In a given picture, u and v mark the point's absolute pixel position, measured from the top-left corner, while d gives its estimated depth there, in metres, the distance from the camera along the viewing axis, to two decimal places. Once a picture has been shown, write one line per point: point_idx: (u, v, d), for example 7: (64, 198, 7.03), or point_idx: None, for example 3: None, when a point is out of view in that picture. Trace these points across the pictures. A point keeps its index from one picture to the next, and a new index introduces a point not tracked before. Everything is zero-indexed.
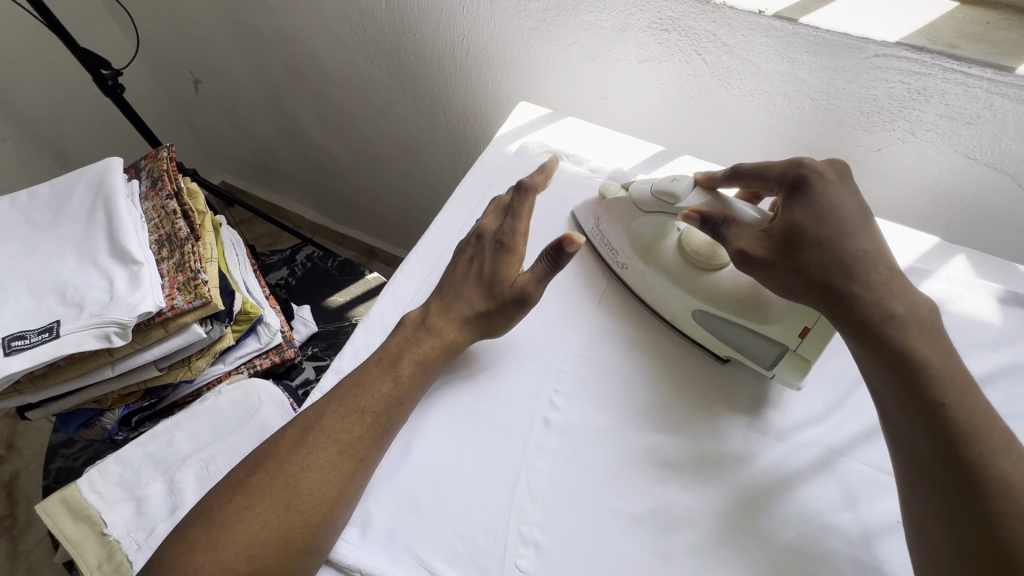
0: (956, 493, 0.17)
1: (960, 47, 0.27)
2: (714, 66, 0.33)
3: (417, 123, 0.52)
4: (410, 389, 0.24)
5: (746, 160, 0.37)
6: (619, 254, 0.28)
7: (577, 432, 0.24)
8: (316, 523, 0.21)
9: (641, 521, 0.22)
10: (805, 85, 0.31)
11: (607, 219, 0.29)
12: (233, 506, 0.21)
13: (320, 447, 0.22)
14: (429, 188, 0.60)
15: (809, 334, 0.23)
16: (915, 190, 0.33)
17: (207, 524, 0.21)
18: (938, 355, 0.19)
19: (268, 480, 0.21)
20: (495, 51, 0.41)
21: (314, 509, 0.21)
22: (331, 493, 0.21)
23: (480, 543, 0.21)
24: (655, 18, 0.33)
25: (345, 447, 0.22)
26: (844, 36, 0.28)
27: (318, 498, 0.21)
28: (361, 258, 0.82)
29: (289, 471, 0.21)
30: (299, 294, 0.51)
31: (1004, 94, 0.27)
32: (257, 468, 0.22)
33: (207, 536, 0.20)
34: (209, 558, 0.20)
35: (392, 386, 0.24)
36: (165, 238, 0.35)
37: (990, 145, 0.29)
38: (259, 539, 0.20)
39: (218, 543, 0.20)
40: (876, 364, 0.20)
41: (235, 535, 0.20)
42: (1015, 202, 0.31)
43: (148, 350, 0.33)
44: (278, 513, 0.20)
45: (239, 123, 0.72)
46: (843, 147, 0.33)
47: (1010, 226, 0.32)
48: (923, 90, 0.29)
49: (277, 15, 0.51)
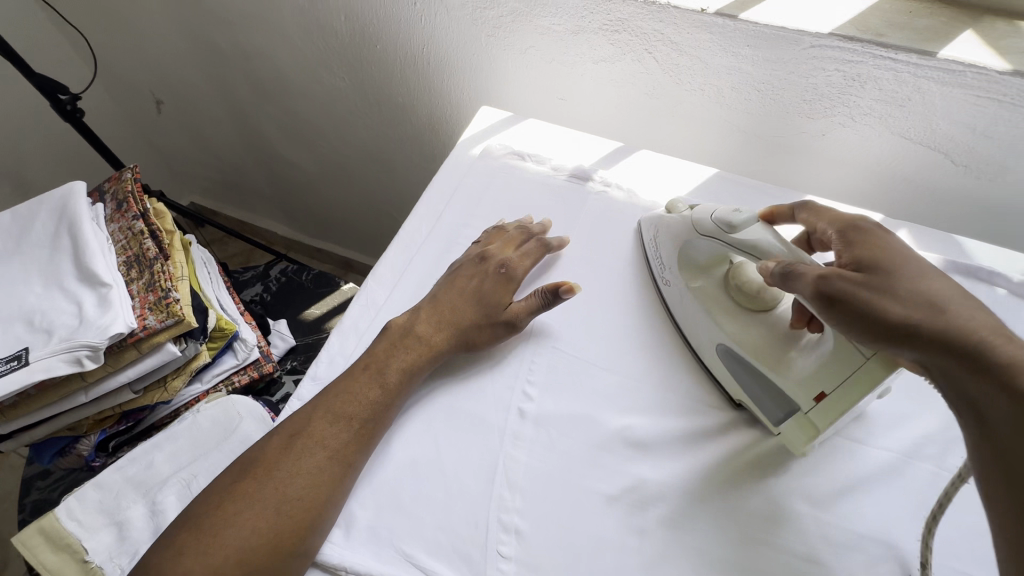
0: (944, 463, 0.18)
1: (887, 35, 0.29)
2: (665, 63, 0.34)
3: (384, 133, 0.53)
4: (397, 394, 0.24)
5: (705, 153, 0.39)
6: (665, 270, 0.28)
7: (552, 420, 0.24)
8: (300, 526, 0.21)
9: (616, 501, 0.22)
10: (750, 77, 0.33)
11: (664, 236, 0.28)
12: (220, 513, 0.21)
13: (309, 452, 0.22)
14: (399, 196, 0.60)
15: (825, 400, 0.22)
16: (858, 171, 0.35)
17: (194, 531, 0.21)
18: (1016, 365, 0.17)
19: (255, 486, 0.22)
20: (455, 58, 0.41)
21: (303, 513, 0.21)
22: (315, 497, 0.21)
23: (464, 533, 0.22)
24: (606, 19, 0.34)
25: (334, 452, 0.22)
26: (781, 30, 0.30)
27: (307, 502, 0.21)
28: (337, 271, 0.82)
29: (277, 477, 0.22)
30: (275, 308, 0.51)
31: (930, 77, 0.29)
32: (244, 475, 0.22)
33: (195, 543, 0.21)
34: (198, 562, 0.20)
35: (380, 393, 0.24)
36: (134, 258, 0.35)
37: (923, 125, 0.31)
38: (249, 543, 0.20)
39: (207, 550, 0.20)
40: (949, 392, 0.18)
41: (225, 540, 0.20)
42: (951, 177, 0.33)
43: (122, 372, 0.33)
44: (267, 517, 0.21)
45: (204, 142, 0.71)
46: (792, 133, 0.35)
47: (950, 202, 0.34)
48: (857, 76, 0.30)
49: (238, 32, 0.51)
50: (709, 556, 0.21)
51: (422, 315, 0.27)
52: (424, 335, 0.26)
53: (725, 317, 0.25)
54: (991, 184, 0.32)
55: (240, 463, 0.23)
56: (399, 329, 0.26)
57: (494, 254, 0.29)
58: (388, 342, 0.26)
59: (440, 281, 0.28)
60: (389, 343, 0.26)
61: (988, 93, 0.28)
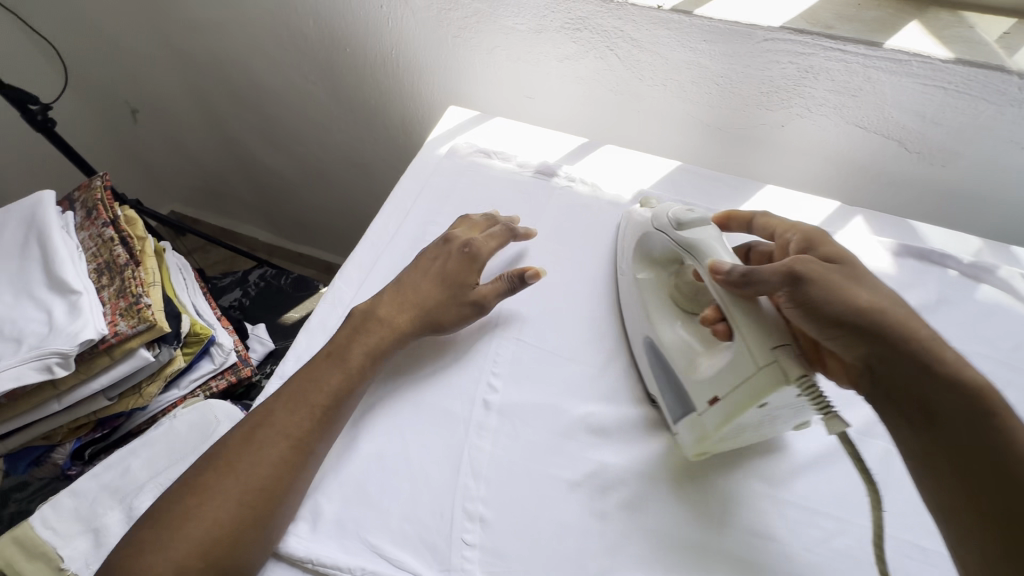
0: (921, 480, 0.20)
1: (836, 27, 0.30)
2: (626, 59, 0.35)
3: (359, 136, 0.53)
4: (360, 379, 0.25)
5: (671, 148, 0.39)
6: (623, 260, 0.29)
7: (516, 410, 0.25)
8: (266, 519, 0.21)
9: (578, 486, 0.23)
10: (709, 72, 0.34)
11: (630, 231, 0.29)
12: (181, 507, 0.21)
13: (270, 442, 0.23)
14: (377, 199, 0.61)
15: (717, 404, 0.21)
16: (817, 161, 0.36)
17: (156, 526, 0.21)
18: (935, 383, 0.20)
19: (216, 477, 0.22)
20: (423, 58, 0.42)
21: (264, 503, 0.21)
22: (280, 491, 0.22)
23: (429, 523, 0.22)
24: (567, 18, 0.35)
25: (296, 440, 0.23)
26: (735, 24, 0.31)
27: (268, 492, 0.22)
28: (320, 275, 0.82)
29: (238, 468, 0.22)
30: (254, 312, 0.51)
31: (878, 67, 0.30)
32: (206, 467, 0.22)
33: (156, 538, 0.21)
34: (158, 557, 0.20)
35: (342, 377, 0.24)
36: (104, 266, 0.35)
37: (875, 115, 0.32)
38: (209, 536, 0.21)
39: (167, 544, 0.20)
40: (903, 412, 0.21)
41: (185, 534, 0.20)
42: (907, 165, 0.34)
43: (94, 379, 0.33)
44: (227, 509, 0.21)
45: (184, 149, 0.71)
46: (752, 126, 0.36)
47: (908, 188, 0.35)
48: (810, 68, 0.31)
49: (213, 38, 0.52)
50: (669, 535, 0.22)
51: (384, 298, 0.27)
52: (385, 318, 0.26)
53: (658, 309, 0.26)
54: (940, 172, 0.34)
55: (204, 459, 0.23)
56: (363, 316, 0.26)
57: (457, 243, 0.29)
58: (353, 327, 0.26)
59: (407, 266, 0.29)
60: (354, 327, 0.26)
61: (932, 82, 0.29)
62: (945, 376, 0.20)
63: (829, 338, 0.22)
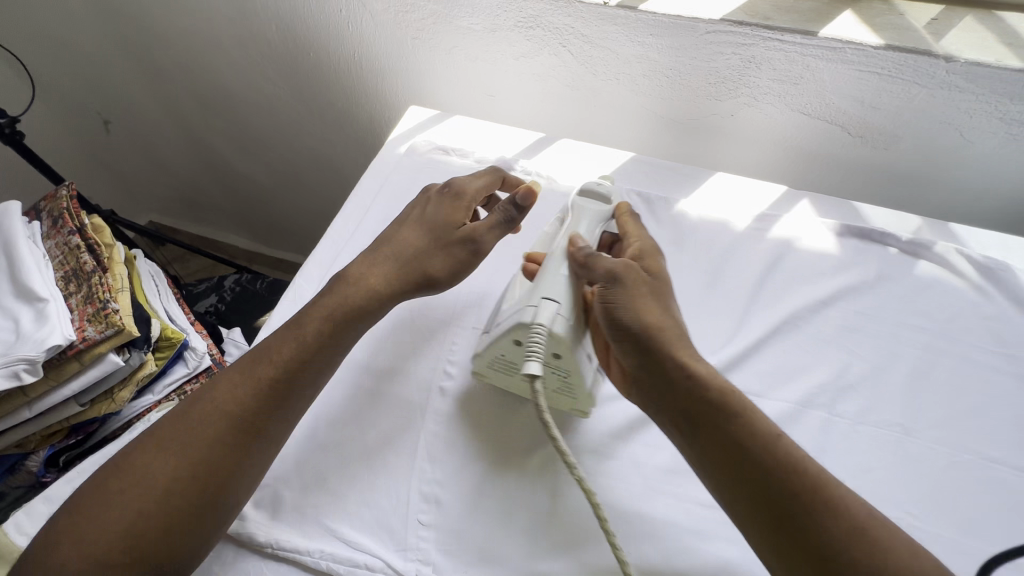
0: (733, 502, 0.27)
1: (773, 18, 0.39)
2: (577, 54, 0.45)
3: (328, 124, 0.62)
4: (308, 358, 0.31)
5: (630, 139, 0.51)
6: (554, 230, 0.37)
7: (455, 395, 0.34)
8: (203, 495, 0.27)
9: (495, 467, 0.32)
10: (660, 65, 0.44)
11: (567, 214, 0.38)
12: (137, 467, 0.27)
13: (216, 420, 0.28)
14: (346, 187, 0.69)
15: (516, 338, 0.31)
16: (773, 147, 0.48)
17: (116, 482, 0.27)
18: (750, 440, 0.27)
19: (168, 446, 0.28)
20: (387, 58, 0.51)
21: (210, 476, 0.27)
22: (228, 471, 0.28)
23: (382, 501, 0.30)
24: (520, 17, 0.44)
25: (243, 422, 0.29)
26: (678, 19, 0.40)
27: (212, 465, 0.27)
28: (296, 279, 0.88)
29: (185, 440, 0.28)
30: (230, 317, 0.55)
31: (811, 53, 0.40)
32: (164, 435, 0.28)
33: (116, 491, 0.27)
34: (115, 510, 0.26)
35: (291, 355, 0.30)
36: (71, 273, 0.36)
37: (818, 101, 0.43)
38: (159, 494, 0.26)
39: (123, 498, 0.26)
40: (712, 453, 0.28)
41: (138, 489, 0.26)
42: (836, 143, 0.46)
43: (66, 385, 0.34)
44: (175, 473, 0.27)
45: (157, 158, 0.77)
46: (706, 120, 0.47)
47: (841, 169, 0.48)
48: (753, 58, 0.41)
49: (188, 47, 0.59)
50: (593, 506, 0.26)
51: (373, 255, 0.35)
52: (364, 276, 0.34)
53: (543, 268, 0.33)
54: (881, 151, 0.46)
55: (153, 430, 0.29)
56: (342, 278, 0.34)
57: (433, 200, 0.37)
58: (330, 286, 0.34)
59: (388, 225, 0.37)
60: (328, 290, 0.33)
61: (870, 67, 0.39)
62: (740, 425, 0.28)
63: (617, 343, 0.31)
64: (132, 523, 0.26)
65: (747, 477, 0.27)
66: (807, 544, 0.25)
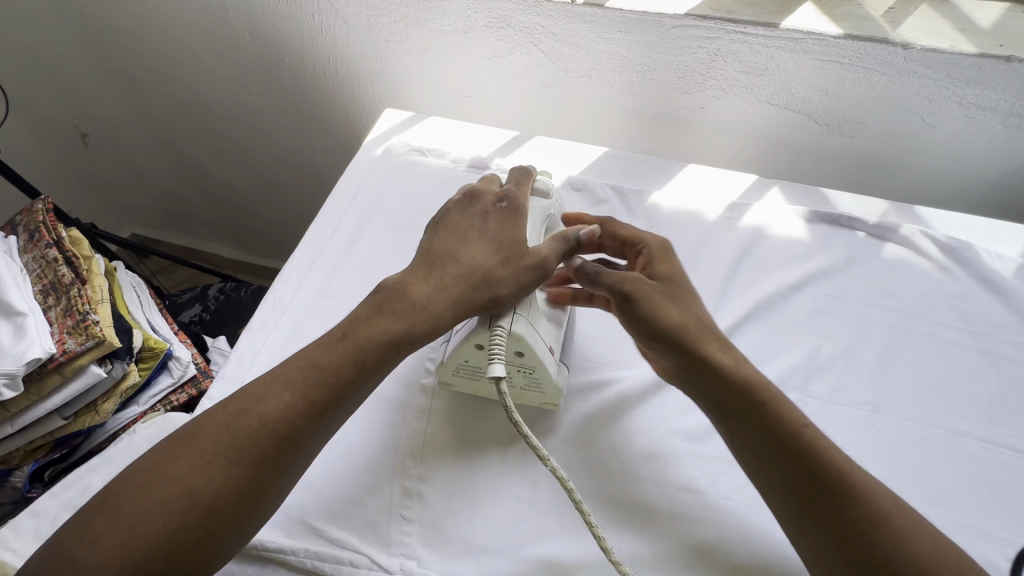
0: (796, 500, 0.30)
1: (736, 13, 0.47)
2: (546, 50, 0.53)
3: (302, 131, 0.68)
4: (358, 372, 0.33)
5: (590, 129, 0.60)
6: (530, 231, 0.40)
7: (437, 399, 0.40)
8: (243, 515, 0.30)
9: (479, 459, 0.37)
10: (629, 61, 0.52)
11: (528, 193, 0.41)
12: (183, 469, 0.29)
13: (265, 434, 0.30)
14: (323, 189, 0.75)
15: (474, 346, 0.36)
16: (744, 138, 0.57)
17: (161, 480, 0.29)
18: (798, 429, 0.31)
19: (215, 452, 0.30)
20: (368, 58, 0.58)
21: (255, 486, 0.30)
22: (272, 480, 0.30)
23: (369, 499, 0.36)
24: (490, 18, 0.51)
25: (290, 437, 0.31)
26: (646, 15, 0.48)
27: (256, 477, 0.30)
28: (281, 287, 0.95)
29: (230, 449, 0.30)
30: (213, 325, 0.59)
31: (767, 44, 0.48)
32: (208, 438, 0.30)
33: (160, 493, 0.28)
34: (161, 510, 0.28)
35: (346, 369, 0.32)
36: (50, 286, 0.41)
37: (782, 93, 0.52)
38: (206, 500, 0.29)
39: (169, 501, 0.28)
40: (760, 446, 0.31)
41: (186, 492, 0.28)
42: (787, 125, 0.55)
43: (48, 400, 0.39)
44: (223, 481, 0.29)
45: (139, 173, 0.82)
46: (675, 110, 0.56)
47: (790, 150, 0.58)
48: (719, 50, 0.50)
49: (167, 65, 0.65)
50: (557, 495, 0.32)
51: (435, 273, 0.36)
52: (426, 296, 0.35)
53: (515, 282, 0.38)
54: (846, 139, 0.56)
55: (192, 435, 0.30)
56: (396, 292, 0.35)
57: (492, 217, 0.38)
58: (389, 302, 0.34)
59: (444, 239, 0.37)
60: (388, 310, 0.34)
61: (831, 55, 0.48)
62: (784, 412, 0.31)
63: (658, 348, 0.35)
64: (178, 525, 0.28)
65: (804, 479, 0.30)
66: (856, 542, 0.28)
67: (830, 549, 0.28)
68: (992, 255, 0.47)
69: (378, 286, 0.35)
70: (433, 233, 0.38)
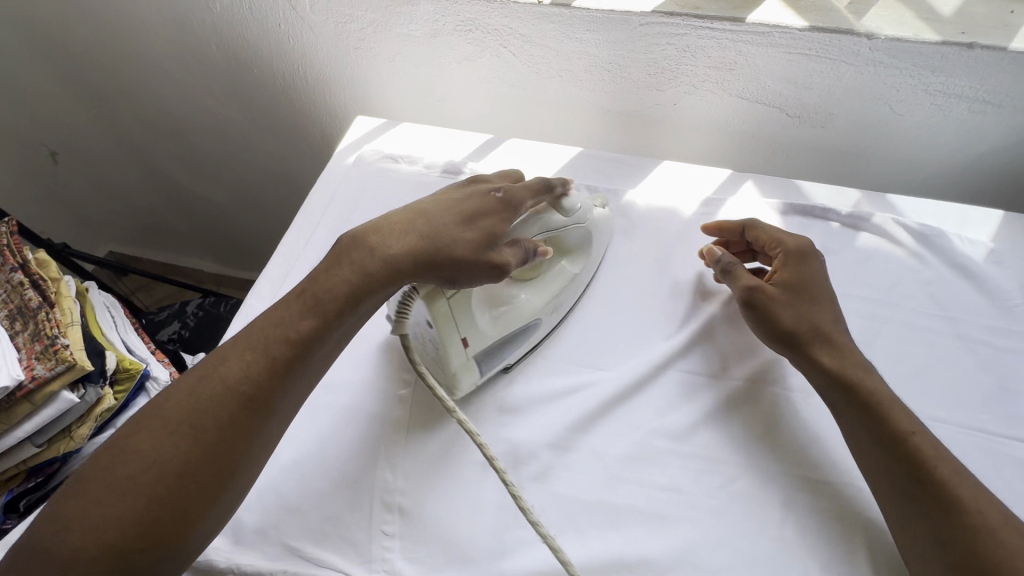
0: (905, 496, 0.35)
1: (702, 8, 0.50)
2: (515, 52, 0.57)
3: (271, 139, 0.74)
4: (315, 329, 0.36)
5: (555, 125, 0.65)
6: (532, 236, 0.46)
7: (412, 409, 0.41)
8: (211, 494, 0.32)
9: (460, 470, 0.38)
10: (598, 58, 0.56)
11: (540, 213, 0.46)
12: (150, 443, 0.32)
13: (226, 402, 0.33)
14: (296, 194, 0.81)
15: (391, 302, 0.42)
16: (717, 130, 0.62)
17: (129, 455, 0.32)
18: (913, 430, 0.37)
19: (179, 424, 0.32)
20: (344, 64, 0.62)
21: (223, 452, 0.33)
22: (236, 443, 0.33)
23: (347, 517, 0.37)
24: (458, 21, 0.55)
25: (251, 399, 0.34)
26: (615, 13, 0.51)
27: (223, 443, 0.33)
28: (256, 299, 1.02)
29: (194, 421, 0.33)
30: (192, 341, 0.65)
31: (731, 37, 0.52)
32: (171, 412, 0.33)
33: (128, 469, 0.31)
34: (132, 482, 0.31)
35: (305, 326, 0.36)
36: (18, 310, 0.43)
37: (750, 85, 0.56)
38: (176, 469, 0.32)
39: (139, 474, 0.31)
40: (880, 447, 0.37)
41: (156, 463, 0.31)
42: (759, 116, 0.59)
43: (19, 427, 0.39)
44: (191, 450, 0.32)
45: (115, 190, 0.86)
46: (647, 106, 0.60)
47: (756, 142, 0.63)
48: (687, 46, 0.53)
49: (139, 80, 0.70)
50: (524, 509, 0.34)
51: (405, 228, 0.40)
52: (388, 245, 0.39)
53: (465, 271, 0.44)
54: (818, 130, 0.61)
55: (155, 411, 0.33)
56: (366, 245, 0.39)
57: (474, 204, 0.43)
58: (347, 252, 0.39)
59: (432, 207, 0.42)
60: (345, 259, 0.38)
61: (799, 47, 0.51)
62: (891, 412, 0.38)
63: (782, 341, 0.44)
64: (151, 495, 0.31)
65: (917, 478, 0.35)
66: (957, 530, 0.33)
67: (930, 540, 0.34)
68: (967, 241, 0.54)
69: (347, 233, 0.40)
70: (430, 200, 0.44)
